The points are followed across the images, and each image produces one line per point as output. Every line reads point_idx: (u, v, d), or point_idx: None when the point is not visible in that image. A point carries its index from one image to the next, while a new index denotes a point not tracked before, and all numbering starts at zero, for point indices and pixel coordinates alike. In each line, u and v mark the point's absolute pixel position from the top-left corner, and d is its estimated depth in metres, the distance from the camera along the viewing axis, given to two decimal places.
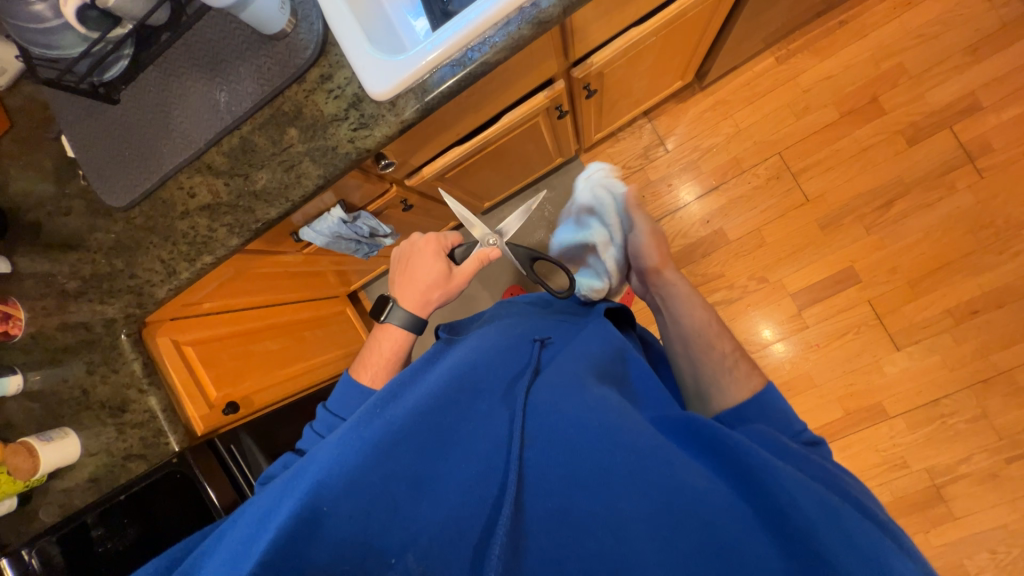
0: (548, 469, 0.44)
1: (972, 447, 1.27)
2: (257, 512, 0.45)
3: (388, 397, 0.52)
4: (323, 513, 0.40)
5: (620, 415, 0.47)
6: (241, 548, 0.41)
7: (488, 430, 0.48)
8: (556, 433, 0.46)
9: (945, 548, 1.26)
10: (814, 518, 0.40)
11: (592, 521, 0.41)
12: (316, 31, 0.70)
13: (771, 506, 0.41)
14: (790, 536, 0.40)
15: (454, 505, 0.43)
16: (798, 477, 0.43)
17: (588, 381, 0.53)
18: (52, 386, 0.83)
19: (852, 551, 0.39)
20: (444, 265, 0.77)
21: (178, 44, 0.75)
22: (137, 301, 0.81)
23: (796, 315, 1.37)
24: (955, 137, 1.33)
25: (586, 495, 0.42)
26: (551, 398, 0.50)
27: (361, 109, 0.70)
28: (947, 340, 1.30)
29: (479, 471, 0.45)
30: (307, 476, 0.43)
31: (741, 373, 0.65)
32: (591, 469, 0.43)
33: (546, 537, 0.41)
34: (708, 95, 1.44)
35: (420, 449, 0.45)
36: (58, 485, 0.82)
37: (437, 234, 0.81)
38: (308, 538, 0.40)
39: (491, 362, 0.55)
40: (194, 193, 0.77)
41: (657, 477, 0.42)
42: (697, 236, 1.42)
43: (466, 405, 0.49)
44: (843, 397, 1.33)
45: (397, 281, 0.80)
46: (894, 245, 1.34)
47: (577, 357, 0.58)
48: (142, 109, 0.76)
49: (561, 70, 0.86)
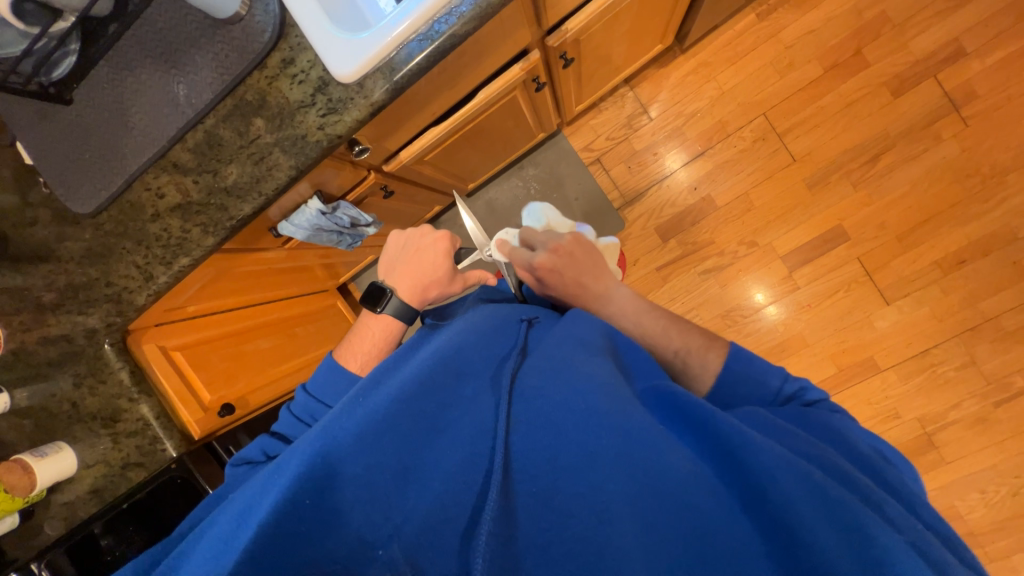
0: (531, 453, 0.44)
1: (961, 394, 1.30)
2: (239, 507, 0.44)
3: (372, 384, 0.51)
4: (307, 507, 0.40)
5: (608, 395, 0.46)
6: (224, 545, 0.40)
7: (471, 416, 0.47)
8: (541, 418, 0.46)
9: (937, 493, 1.31)
10: (797, 498, 0.39)
11: (575, 504, 0.41)
12: (272, 12, 0.66)
13: (754, 486, 0.41)
14: (771, 514, 0.40)
15: (438, 493, 0.42)
16: (786, 456, 0.42)
17: (577, 359, 0.51)
18: (41, 401, 0.82)
19: (834, 531, 0.38)
20: (448, 268, 0.76)
21: (128, 35, 0.71)
22: (117, 309, 0.79)
23: (787, 277, 1.37)
24: (939, 86, 1.32)
25: (570, 478, 0.42)
26: (539, 382, 0.49)
27: (328, 93, 0.67)
28: (936, 291, 1.31)
29: (464, 457, 0.44)
30: (288, 470, 0.42)
31: (696, 362, 0.62)
32: (577, 452, 0.43)
33: (530, 521, 0.41)
34: (689, 58, 1.40)
35: (403, 439, 0.44)
36: (60, 499, 0.81)
37: (450, 233, 0.79)
38: (290, 530, 0.39)
39: (478, 344, 0.54)
40: (163, 193, 0.74)
41: (640, 460, 0.42)
42: (685, 205, 1.41)
43: (450, 390, 0.49)
44: (836, 354, 1.35)
45: (397, 268, 0.78)
46: (881, 200, 1.34)
47: (566, 336, 0.56)
48: (98, 106, 0.72)
49: (535, 40, 0.83)
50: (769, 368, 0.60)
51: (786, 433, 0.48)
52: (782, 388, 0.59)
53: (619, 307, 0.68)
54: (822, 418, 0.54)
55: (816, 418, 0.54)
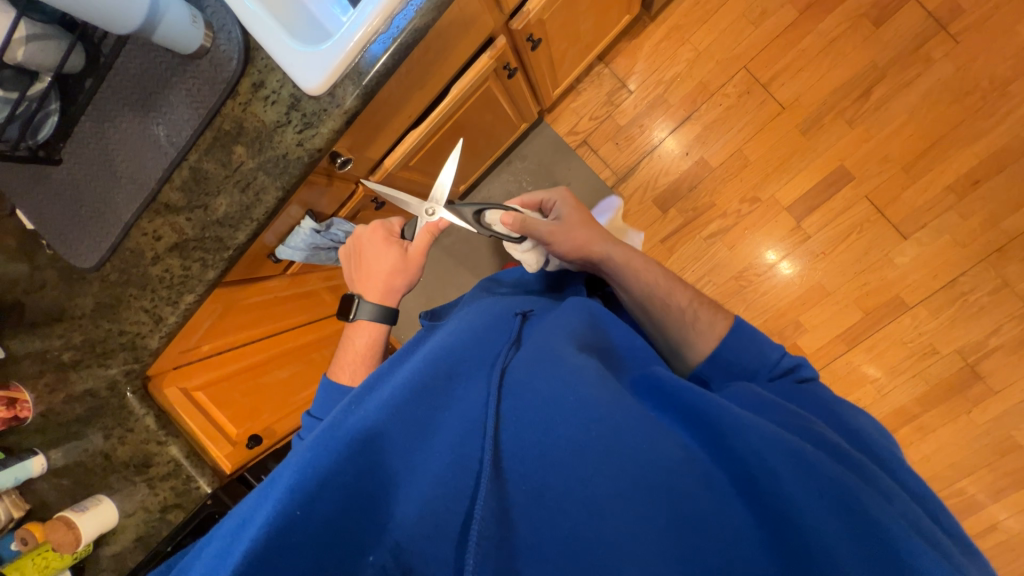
0: (519, 451, 0.43)
1: (999, 319, 1.25)
2: (234, 526, 0.43)
3: (364, 392, 0.50)
4: (296, 521, 0.38)
5: (595, 387, 0.46)
6: (218, 561, 0.39)
7: (461, 414, 0.46)
8: (530, 414, 0.45)
9: (991, 424, 1.26)
10: (790, 479, 0.40)
11: (567, 501, 0.40)
12: (236, 39, 0.67)
13: (745, 470, 0.42)
14: (765, 499, 0.40)
15: (427, 499, 0.41)
16: (777, 434, 0.43)
17: (565, 352, 0.51)
18: (76, 458, 0.83)
19: (826, 506, 0.39)
20: (397, 249, 0.73)
21: (104, 87, 0.72)
22: (133, 356, 0.81)
23: (795, 228, 1.33)
24: (921, 7, 1.27)
25: (559, 474, 0.41)
26: (527, 377, 0.48)
27: (301, 109, 0.67)
28: (953, 217, 1.27)
29: (452, 461, 0.43)
30: (280, 485, 0.41)
31: (703, 322, 0.66)
32: (566, 447, 0.42)
33: (525, 523, 0.40)
34: (660, 24, 1.38)
35: (391, 447, 0.43)
36: (106, 551, 0.83)
37: (381, 221, 0.76)
38: (277, 546, 0.37)
39: (470, 343, 0.53)
40: (159, 235, 0.75)
41: (631, 449, 0.42)
42: (680, 171, 1.39)
43: (439, 391, 0.48)
44: (860, 298, 1.31)
45: (356, 279, 0.75)
46: (881, 133, 1.30)
47: (557, 327, 0.57)
48: (86, 162, 0.74)
49: (498, 26, 0.83)
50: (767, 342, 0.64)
51: (778, 412, 0.51)
52: (781, 361, 0.62)
53: (616, 243, 0.71)
54: (817, 392, 0.58)
55: (812, 392, 0.58)
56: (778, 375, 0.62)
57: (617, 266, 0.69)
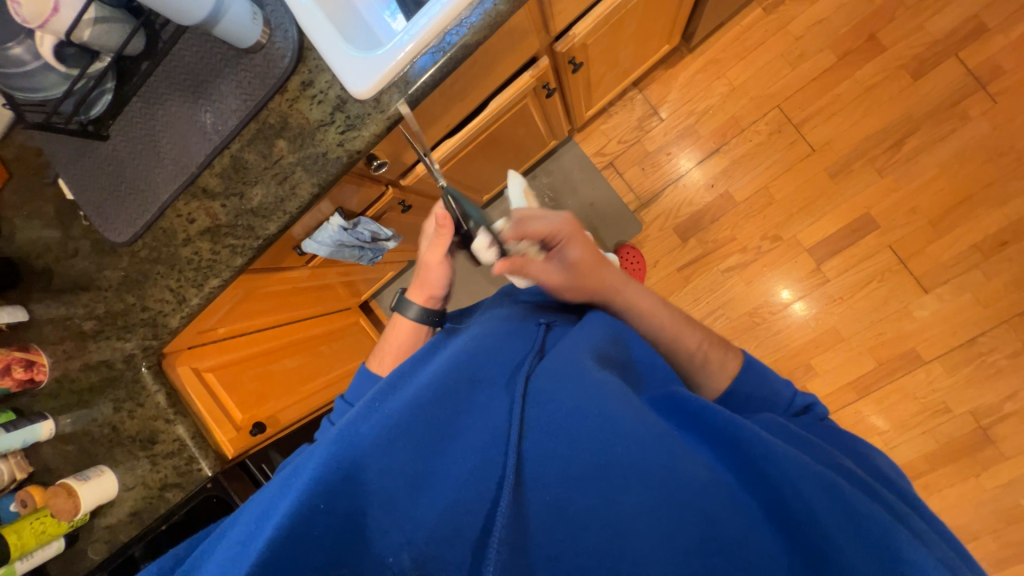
0: (543, 462, 0.43)
1: (1016, 384, 1.23)
2: (255, 512, 0.43)
3: (387, 389, 0.51)
4: (321, 513, 0.39)
5: (620, 402, 0.45)
6: (239, 549, 0.40)
7: (485, 421, 0.46)
8: (554, 423, 0.45)
9: (1000, 490, 1.23)
10: (821, 510, 0.40)
11: (591, 516, 0.40)
12: (291, 38, 0.69)
13: (776, 498, 0.42)
14: (793, 528, 0.41)
15: (449, 502, 0.41)
16: (807, 464, 0.43)
17: (589, 365, 0.50)
18: (84, 427, 0.84)
19: (859, 540, 0.39)
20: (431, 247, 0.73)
21: (158, 72, 0.74)
22: (152, 332, 0.82)
23: (814, 270, 1.33)
24: (961, 64, 1.28)
25: (584, 488, 0.41)
26: (551, 386, 0.48)
27: (346, 111, 0.69)
28: (977, 277, 1.25)
29: (474, 465, 0.43)
30: (301, 476, 0.42)
31: (716, 362, 0.65)
32: (590, 462, 0.42)
33: (546, 532, 0.41)
34: (697, 57, 1.39)
35: (416, 447, 0.43)
36: (102, 522, 0.83)
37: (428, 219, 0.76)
38: (300, 537, 0.38)
39: (491, 349, 0.54)
40: (193, 218, 0.77)
41: (656, 470, 0.41)
42: (702, 203, 1.39)
43: (464, 394, 0.48)
44: (874, 347, 1.29)
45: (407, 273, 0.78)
46: (910, 184, 1.29)
47: (578, 339, 0.56)
48: (131, 140, 0.76)
49: (543, 47, 0.85)
50: (780, 382, 0.65)
51: (800, 441, 0.51)
52: (793, 400, 0.64)
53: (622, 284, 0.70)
54: (832, 429, 0.59)
55: (830, 429, 0.59)
56: (794, 413, 0.63)
57: (624, 302, 0.69)
